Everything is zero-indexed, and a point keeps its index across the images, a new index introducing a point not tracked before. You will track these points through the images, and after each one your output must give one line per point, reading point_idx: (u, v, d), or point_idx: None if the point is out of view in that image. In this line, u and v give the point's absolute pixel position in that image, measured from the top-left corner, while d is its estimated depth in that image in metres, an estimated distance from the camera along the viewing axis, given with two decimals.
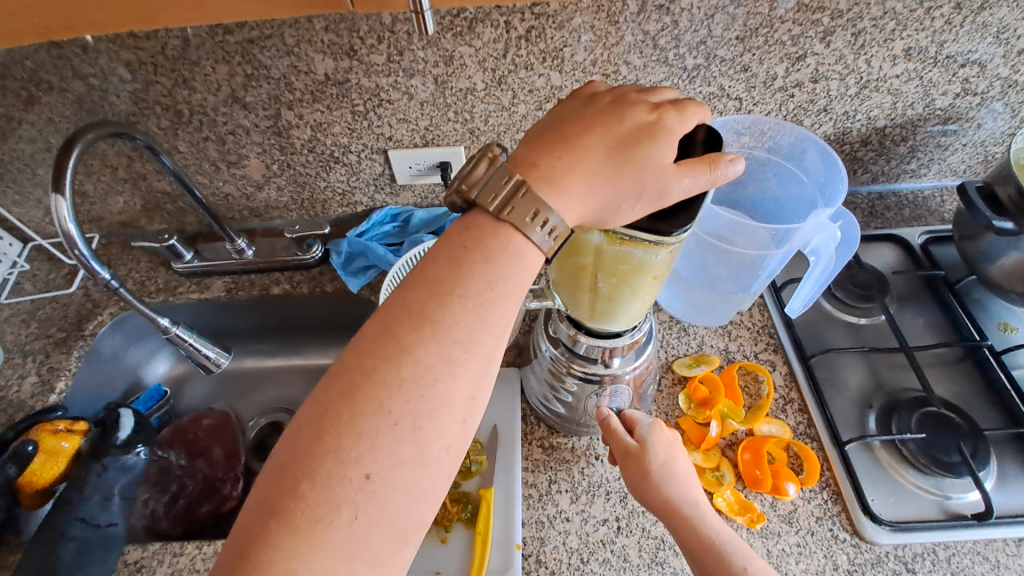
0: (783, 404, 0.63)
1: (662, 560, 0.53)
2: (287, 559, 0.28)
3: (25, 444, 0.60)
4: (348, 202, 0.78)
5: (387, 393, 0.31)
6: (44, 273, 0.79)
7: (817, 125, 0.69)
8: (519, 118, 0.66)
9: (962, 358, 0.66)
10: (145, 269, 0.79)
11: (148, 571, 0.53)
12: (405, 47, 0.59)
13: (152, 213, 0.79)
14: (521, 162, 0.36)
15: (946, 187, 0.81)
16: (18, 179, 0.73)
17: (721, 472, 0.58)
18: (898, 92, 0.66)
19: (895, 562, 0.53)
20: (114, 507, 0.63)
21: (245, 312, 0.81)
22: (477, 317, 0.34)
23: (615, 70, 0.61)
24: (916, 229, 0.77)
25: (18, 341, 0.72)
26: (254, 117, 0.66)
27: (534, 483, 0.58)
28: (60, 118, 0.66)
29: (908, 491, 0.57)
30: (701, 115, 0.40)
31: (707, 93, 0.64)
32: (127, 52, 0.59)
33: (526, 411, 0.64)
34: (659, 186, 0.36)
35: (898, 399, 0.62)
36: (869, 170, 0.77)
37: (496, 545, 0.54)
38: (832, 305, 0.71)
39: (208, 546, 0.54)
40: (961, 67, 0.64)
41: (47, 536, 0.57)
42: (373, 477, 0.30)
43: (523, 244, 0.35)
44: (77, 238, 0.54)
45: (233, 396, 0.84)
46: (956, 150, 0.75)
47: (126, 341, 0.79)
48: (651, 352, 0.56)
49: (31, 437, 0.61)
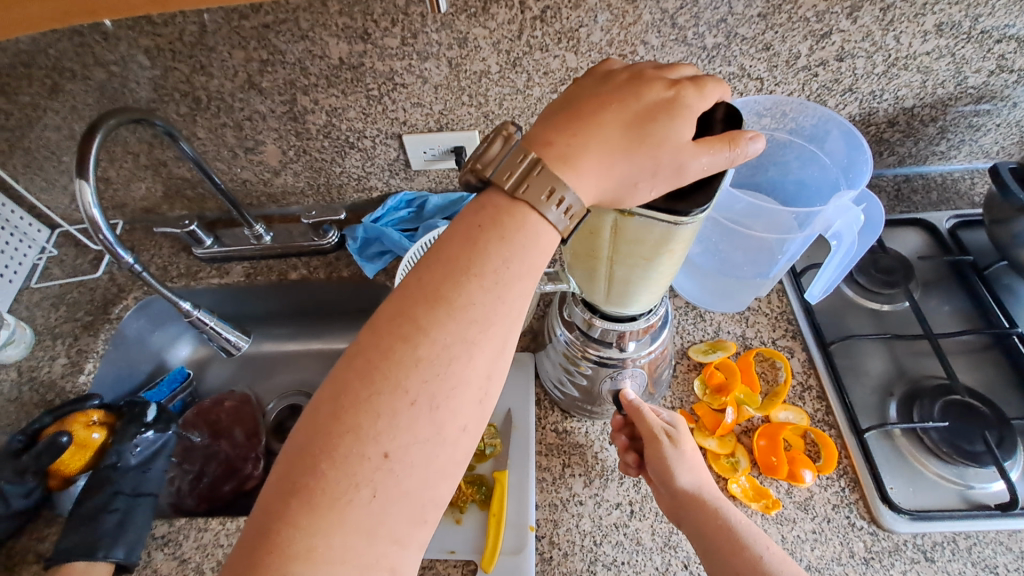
0: (801, 391, 0.62)
1: (675, 544, 0.53)
2: (307, 536, 0.29)
3: (59, 436, 0.62)
4: (364, 187, 0.78)
5: (405, 371, 0.32)
6: (71, 258, 0.81)
7: (842, 105, 0.67)
8: (533, 101, 0.65)
9: (989, 346, 0.65)
10: (167, 254, 0.81)
11: (174, 545, 0.56)
12: (419, 29, 0.58)
13: (173, 199, 0.80)
14: (537, 142, 0.36)
15: (977, 169, 0.78)
16: (44, 167, 0.75)
17: (736, 458, 0.57)
18: (928, 69, 0.63)
19: (914, 550, 0.52)
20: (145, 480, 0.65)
21: (264, 297, 0.82)
22: (494, 297, 0.34)
23: (632, 50, 0.60)
24: (944, 213, 0.75)
25: (48, 323, 0.74)
26: (270, 103, 0.66)
27: (548, 467, 0.59)
28: (84, 106, 0.67)
29: (928, 480, 0.56)
30: (721, 92, 0.39)
31: (727, 73, 0.63)
32: (146, 39, 0.60)
33: (540, 395, 0.64)
34: (676, 164, 0.35)
35: (921, 387, 0.61)
36: (895, 152, 0.75)
37: (510, 526, 0.54)
38: (853, 291, 0.70)
39: (231, 523, 0.56)
40: (997, 42, 0.61)
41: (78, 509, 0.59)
42: (391, 456, 0.31)
43: (539, 224, 0.35)
44: (101, 224, 0.55)
45: (253, 379, 0.86)
46: (989, 130, 0.72)
47: (151, 325, 0.81)
48: (666, 337, 0.55)
49: (65, 430, 0.63)
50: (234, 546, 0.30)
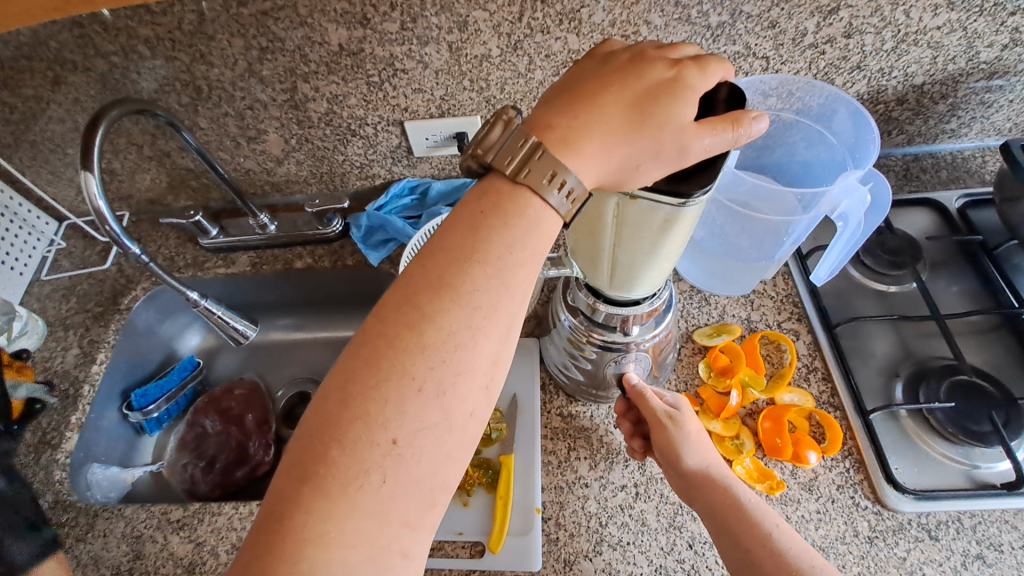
0: (806, 373, 0.62)
1: (680, 524, 0.54)
2: (321, 521, 0.29)
3: None
4: (366, 175, 0.78)
5: (411, 358, 0.32)
6: (79, 250, 0.82)
7: (850, 83, 0.66)
8: (536, 84, 0.65)
9: (998, 326, 0.64)
10: (173, 244, 0.81)
11: (189, 529, 0.57)
12: (419, 13, 0.57)
13: (178, 190, 0.81)
14: (537, 125, 0.36)
15: (988, 147, 0.77)
16: (50, 160, 0.76)
17: (741, 440, 0.58)
18: (938, 45, 0.62)
19: (918, 529, 0.53)
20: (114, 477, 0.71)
21: (271, 286, 0.83)
22: (498, 284, 0.34)
23: (635, 31, 0.59)
24: (953, 192, 0.74)
25: (59, 315, 0.76)
26: (271, 91, 0.66)
27: (553, 450, 0.59)
28: (86, 97, 0.67)
29: (933, 459, 0.56)
30: (724, 72, 0.38)
31: (732, 52, 0.62)
32: (146, 29, 0.59)
33: (545, 379, 0.65)
34: (678, 145, 0.35)
35: (927, 368, 0.61)
36: (904, 131, 0.74)
37: (516, 509, 0.55)
38: (860, 273, 0.69)
39: (244, 507, 0.58)
40: (1011, 15, 0.59)
41: (90, 509, 0.59)
42: (399, 442, 0.31)
43: (541, 208, 0.35)
44: (107, 215, 0.55)
45: (262, 367, 0.86)
46: (1001, 106, 0.71)
47: (160, 315, 0.82)
48: (670, 321, 0.55)
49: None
50: (247, 534, 0.31)
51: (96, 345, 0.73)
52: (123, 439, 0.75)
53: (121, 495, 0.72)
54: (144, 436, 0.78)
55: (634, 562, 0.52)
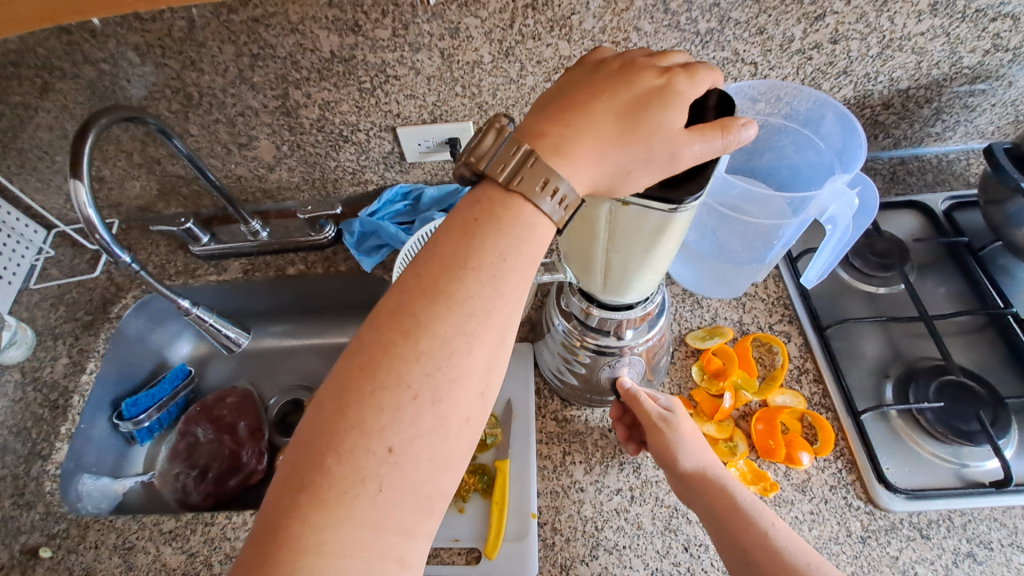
0: (797, 374, 0.63)
1: (676, 527, 0.54)
2: (317, 530, 0.29)
3: None
4: (359, 180, 0.78)
5: (407, 367, 0.32)
6: (68, 259, 0.81)
7: (837, 88, 0.67)
8: (527, 90, 0.65)
9: (984, 326, 0.65)
10: (164, 252, 0.81)
11: (181, 539, 0.56)
12: (410, 20, 0.58)
13: (168, 197, 0.80)
14: (529, 134, 0.36)
15: (972, 150, 0.78)
16: (38, 168, 0.75)
17: (735, 442, 0.58)
18: (923, 50, 0.63)
19: (910, 528, 0.53)
20: (104, 489, 0.70)
21: (263, 293, 0.82)
22: (491, 290, 0.34)
23: (625, 37, 0.60)
24: (939, 195, 0.75)
25: (49, 324, 0.75)
26: (262, 98, 0.66)
27: (548, 455, 0.59)
28: (75, 105, 0.67)
29: (923, 459, 0.56)
30: (713, 79, 0.39)
31: (720, 58, 0.62)
32: (135, 36, 0.59)
33: (540, 384, 0.65)
34: (669, 151, 0.35)
35: (916, 368, 0.62)
36: (890, 135, 0.75)
37: (512, 514, 0.55)
38: (849, 274, 0.70)
39: (238, 516, 0.57)
40: (992, 21, 0.61)
41: (81, 521, 0.58)
42: (395, 450, 0.31)
43: (534, 215, 0.35)
44: (97, 223, 0.55)
45: (255, 375, 0.86)
46: (985, 110, 0.72)
47: (151, 324, 0.81)
48: (664, 324, 0.56)
49: None
50: (244, 544, 0.30)
51: (86, 354, 0.72)
52: (116, 449, 0.75)
53: (112, 505, 0.71)
54: (135, 446, 0.78)
55: (629, 566, 0.52)
